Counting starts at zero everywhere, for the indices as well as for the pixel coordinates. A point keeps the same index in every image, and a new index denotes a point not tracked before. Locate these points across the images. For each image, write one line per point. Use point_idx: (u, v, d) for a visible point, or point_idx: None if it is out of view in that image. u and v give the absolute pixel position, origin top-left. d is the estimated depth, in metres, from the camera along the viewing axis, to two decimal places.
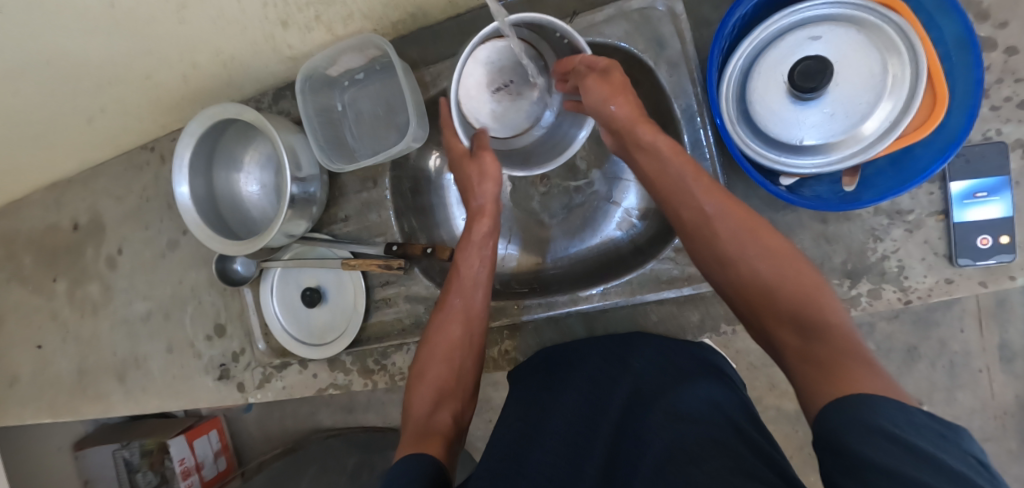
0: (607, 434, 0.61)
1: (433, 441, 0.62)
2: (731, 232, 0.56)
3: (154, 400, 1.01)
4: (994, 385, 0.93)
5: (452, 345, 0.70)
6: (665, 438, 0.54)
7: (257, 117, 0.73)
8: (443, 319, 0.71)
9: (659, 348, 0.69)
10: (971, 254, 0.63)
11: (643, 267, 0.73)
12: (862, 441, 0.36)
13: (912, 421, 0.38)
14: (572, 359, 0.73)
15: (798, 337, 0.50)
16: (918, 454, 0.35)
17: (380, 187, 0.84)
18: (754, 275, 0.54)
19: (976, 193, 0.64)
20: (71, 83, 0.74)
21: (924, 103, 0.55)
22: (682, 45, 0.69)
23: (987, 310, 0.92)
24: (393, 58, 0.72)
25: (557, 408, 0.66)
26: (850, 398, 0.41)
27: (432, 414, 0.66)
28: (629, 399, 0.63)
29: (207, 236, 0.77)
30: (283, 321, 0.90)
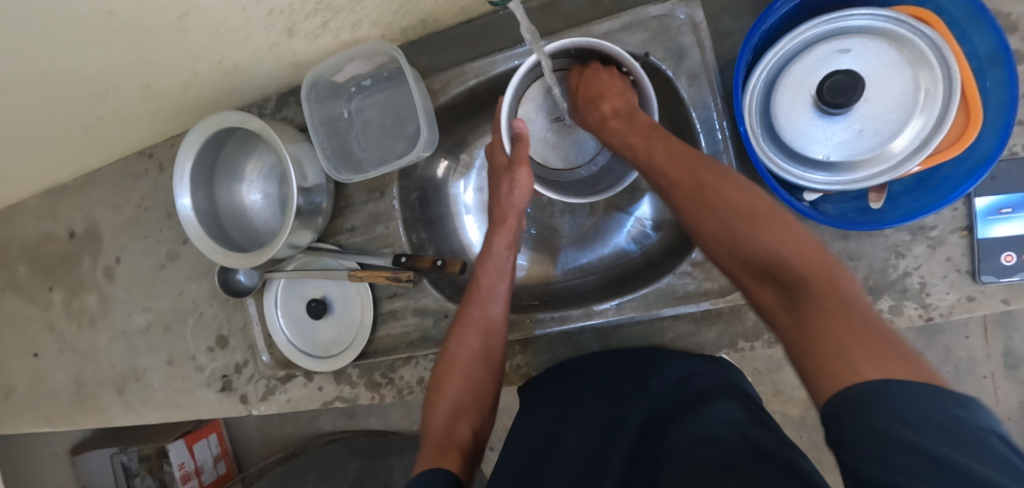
0: (622, 458, 0.59)
1: (449, 453, 0.59)
2: (695, 185, 0.51)
3: (155, 413, 0.99)
4: (999, 392, 0.94)
5: (473, 357, 0.68)
6: (683, 458, 0.53)
7: (262, 127, 0.71)
8: (461, 331, 0.69)
9: (677, 364, 0.67)
10: (995, 272, 0.62)
11: (658, 282, 0.71)
12: (878, 443, 0.33)
13: (927, 413, 0.33)
14: (587, 375, 0.71)
15: (781, 298, 0.45)
16: (933, 459, 0.31)
17: (388, 197, 0.82)
18: (724, 232, 0.49)
19: (1000, 209, 0.63)
20: (66, 93, 0.71)
21: (956, 121, 0.54)
22: (702, 55, 0.67)
23: (992, 317, 0.92)
24: (404, 66, 0.70)
25: (568, 429, 0.64)
26: (850, 392, 0.36)
27: (451, 427, 0.63)
28: (647, 420, 0.61)
29: (210, 248, 0.75)
30: (288, 333, 0.87)
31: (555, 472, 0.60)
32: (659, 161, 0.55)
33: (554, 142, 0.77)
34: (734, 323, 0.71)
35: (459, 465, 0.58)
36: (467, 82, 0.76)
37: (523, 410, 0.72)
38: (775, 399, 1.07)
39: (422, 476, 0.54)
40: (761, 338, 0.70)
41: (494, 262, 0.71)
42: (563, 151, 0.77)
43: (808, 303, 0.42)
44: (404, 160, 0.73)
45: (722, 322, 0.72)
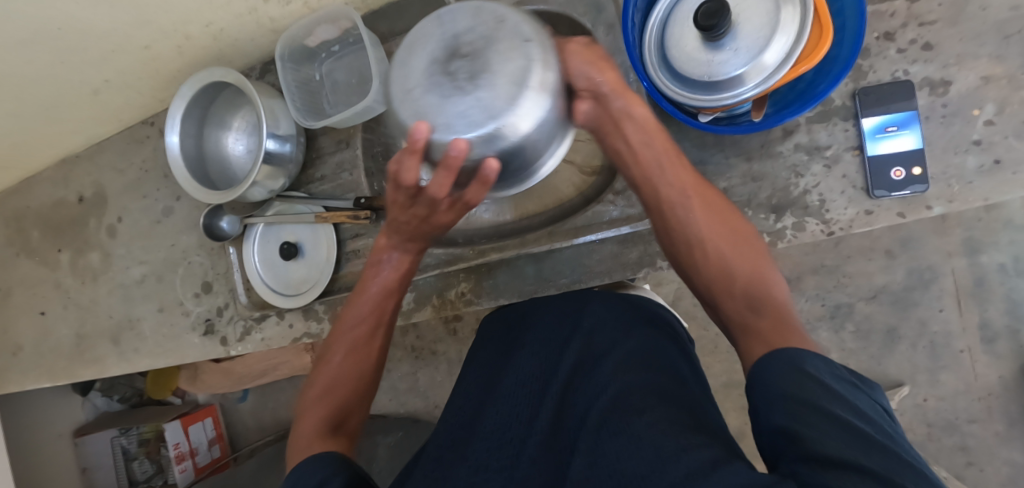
0: (554, 397, 0.61)
1: (331, 439, 0.62)
2: (707, 213, 0.55)
3: (146, 359, 1.08)
4: (978, 366, 1.15)
5: (354, 379, 0.67)
6: (614, 389, 0.56)
7: (237, 78, 0.82)
8: (344, 355, 0.68)
9: (614, 303, 0.69)
10: (886, 186, 0.68)
11: (586, 210, 0.78)
12: (804, 387, 0.40)
13: (833, 371, 0.42)
14: (528, 316, 0.74)
15: (745, 307, 0.51)
16: (843, 399, 0.39)
17: (353, 147, 0.91)
18: (705, 242, 0.55)
19: (887, 127, 0.68)
20: (79, 53, 0.83)
21: (814, 37, 0.61)
22: (617, 7, 0.77)
23: (966, 290, 1.14)
24: (361, 28, 0.79)
25: (507, 373, 0.67)
26: (783, 356, 0.43)
27: (338, 424, 0.64)
28: (578, 357, 0.63)
29: (192, 187, 0.86)
30: (264, 275, 0.96)
31: (497, 413, 0.63)
32: (664, 179, 0.56)
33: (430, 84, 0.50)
34: (652, 243, 0.75)
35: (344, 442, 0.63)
36: None
37: (475, 358, 0.75)
38: None
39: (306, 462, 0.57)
40: None
41: (386, 282, 0.68)
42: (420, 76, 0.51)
43: (775, 315, 0.49)
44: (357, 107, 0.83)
45: (642, 244, 0.76)
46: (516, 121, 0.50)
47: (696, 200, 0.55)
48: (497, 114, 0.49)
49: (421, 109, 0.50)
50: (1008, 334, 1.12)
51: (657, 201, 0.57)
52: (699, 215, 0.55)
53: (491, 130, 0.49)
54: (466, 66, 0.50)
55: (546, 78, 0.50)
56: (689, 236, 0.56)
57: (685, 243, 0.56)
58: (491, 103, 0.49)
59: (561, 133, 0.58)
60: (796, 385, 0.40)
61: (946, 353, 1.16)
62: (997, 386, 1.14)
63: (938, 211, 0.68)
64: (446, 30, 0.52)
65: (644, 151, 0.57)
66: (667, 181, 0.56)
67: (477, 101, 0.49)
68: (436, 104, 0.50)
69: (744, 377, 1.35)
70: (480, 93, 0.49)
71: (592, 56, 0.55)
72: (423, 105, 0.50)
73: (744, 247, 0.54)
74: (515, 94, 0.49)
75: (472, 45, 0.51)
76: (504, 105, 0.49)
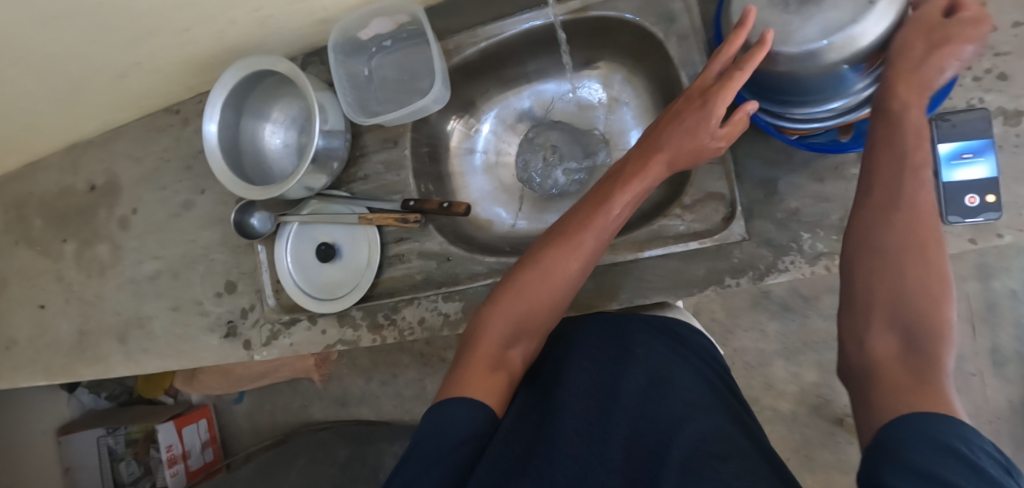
0: (621, 422, 0.58)
1: (496, 381, 0.61)
2: (900, 237, 0.48)
3: (155, 361, 1.00)
4: (988, 389, 1.16)
5: (547, 302, 0.64)
6: (690, 433, 0.55)
7: (289, 67, 0.76)
8: (557, 261, 0.65)
9: (654, 331, 0.70)
10: (960, 212, 0.68)
11: (651, 224, 0.77)
12: (909, 447, 0.37)
13: (968, 440, 0.37)
14: (570, 338, 0.70)
15: (900, 342, 0.45)
16: (964, 464, 0.35)
17: (400, 147, 0.86)
18: (894, 251, 0.47)
19: (962, 154, 0.68)
20: (113, 32, 0.77)
21: None
22: (691, 19, 0.75)
23: (978, 313, 1.15)
24: (427, 25, 0.75)
25: (561, 387, 0.62)
26: (914, 414, 0.39)
27: (504, 351, 0.63)
28: (642, 382, 0.62)
29: (231, 181, 0.80)
30: (296, 277, 0.91)
31: (564, 431, 0.56)
32: (882, 166, 0.51)
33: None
34: (720, 260, 0.73)
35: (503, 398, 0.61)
36: (478, 44, 0.83)
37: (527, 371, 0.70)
38: None
39: (456, 403, 0.57)
40: (747, 274, 0.72)
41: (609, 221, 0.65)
42: None
43: (932, 359, 0.43)
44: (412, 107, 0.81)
45: (709, 260, 0.74)
46: (850, 41, 0.54)
47: (915, 210, 0.48)
48: (832, 31, 0.54)
49: (763, 20, 0.58)
50: (1018, 359, 1.14)
51: (872, 201, 0.51)
52: (900, 227, 0.48)
53: (820, 45, 0.54)
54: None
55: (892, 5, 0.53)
56: (876, 243, 0.49)
57: (864, 246, 0.49)
58: (831, 21, 0.54)
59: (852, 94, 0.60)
60: (898, 447, 0.38)
61: (957, 376, 1.17)
62: (1006, 410, 1.15)
63: (1009, 239, 0.68)
64: None
65: (894, 143, 0.51)
66: (907, 195, 0.49)
67: (820, 17, 0.54)
68: (785, 14, 0.57)
69: (758, 394, 1.33)
70: (824, 10, 0.54)
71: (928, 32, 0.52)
72: (768, 16, 0.58)
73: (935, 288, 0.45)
74: (859, 15, 0.53)
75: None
76: (845, 23, 0.53)
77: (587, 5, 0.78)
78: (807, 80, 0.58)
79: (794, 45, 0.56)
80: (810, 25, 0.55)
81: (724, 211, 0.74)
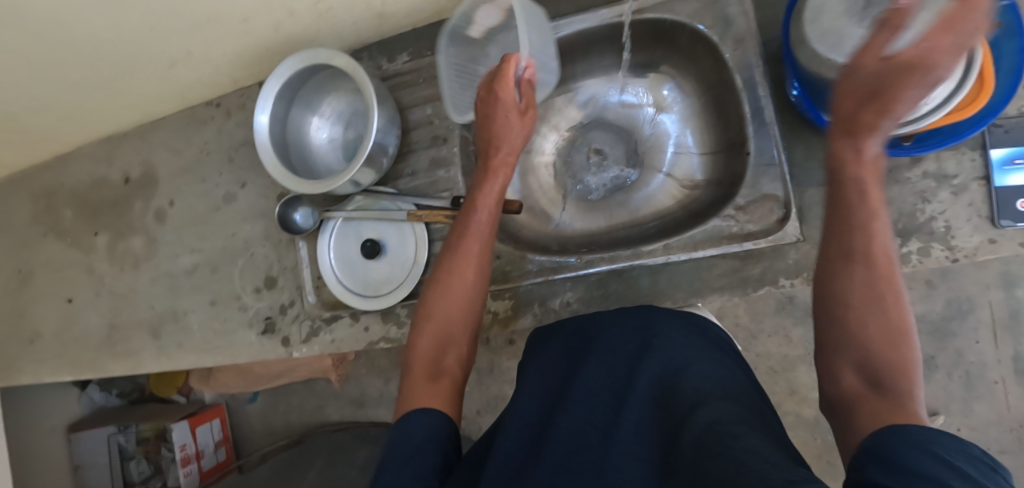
0: (636, 408, 0.58)
1: (441, 387, 0.64)
2: (863, 276, 0.49)
3: (190, 356, 0.99)
4: (1010, 397, 1.17)
5: (463, 293, 0.70)
6: (705, 417, 0.53)
7: (349, 62, 0.76)
8: (450, 269, 0.71)
9: (681, 325, 0.68)
10: (1013, 216, 0.69)
11: (705, 224, 0.77)
12: (901, 450, 0.37)
13: (959, 448, 0.37)
14: (592, 330, 0.70)
15: (866, 386, 0.46)
16: (958, 470, 0.35)
17: (450, 144, 0.87)
18: (850, 301, 0.49)
19: (1014, 160, 0.70)
20: (173, 19, 0.76)
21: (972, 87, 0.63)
22: (747, 23, 0.76)
23: (1001, 322, 1.15)
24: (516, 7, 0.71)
25: (578, 380, 0.63)
26: (888, 429, 0.40)
27: (439, 359, 0.67)
28: (660, 371, 0.61)
29: (282, 174, 0.79)
30: (338, 273, 0.91)
31: (573, 420, 0.58)
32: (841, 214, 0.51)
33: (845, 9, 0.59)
34: (777, 260, 0.74)
35: (452, 400, 0.64)
36: None
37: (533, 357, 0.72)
38: None
39: (419, 413, 0.61)
40: (801, 275, 0.74)
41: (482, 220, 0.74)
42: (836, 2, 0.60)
43: (895, 392, 0.44)
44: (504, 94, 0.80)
45: (764, 261, 0.75)
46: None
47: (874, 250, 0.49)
48: None
49: (837, 30, 0.59)
50: None
51: (825, 252, 0.52)
52: (863, 269, 0.49)
53: None
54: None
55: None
56: (840, 299, 0.49)
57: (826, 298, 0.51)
58: None
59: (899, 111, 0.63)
60: (889, 452, 0.38)
61: (980, 383, 1.18)
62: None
63: None
64: None
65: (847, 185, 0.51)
66: (860, 240, 0.50)
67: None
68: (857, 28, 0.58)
69: (782, 400, 1.34)
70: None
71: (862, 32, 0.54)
72: (842, 26, 0.59)
73: (895, 321, 0.47)
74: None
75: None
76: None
77: (643, 7, 0.80)
78: None
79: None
80: None
81: (779, 212, 0.74)
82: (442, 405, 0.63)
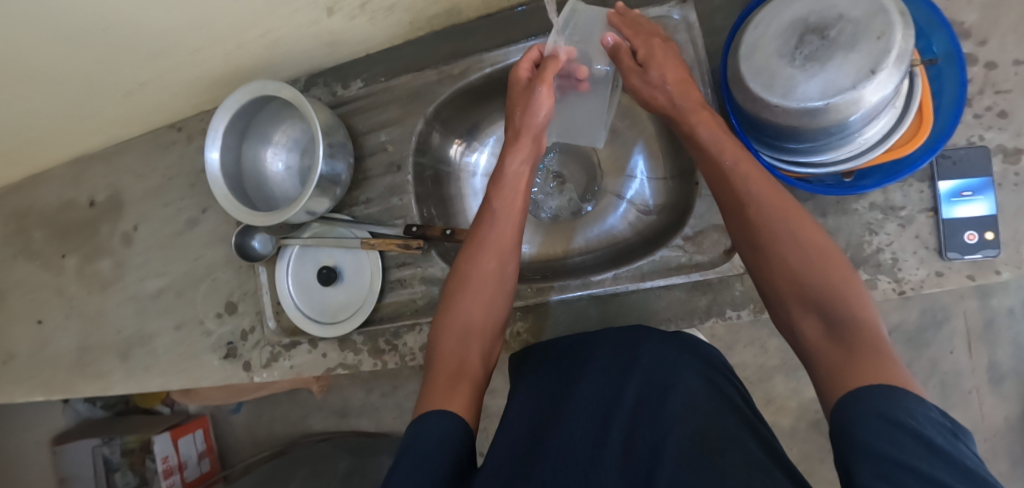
0: (621, 427, 0.57)
1: (461, 390, 0.58)
2: (768, 216, 0.56)
3: (157, 379, 1.01)
4: (985, 407, 1.08)
5: (486, 278, 0.68)
6: (688, 426, 0.53)
7: (294, 94, 0.75)
8: (477, 253, 0.69)
9: (668, 340, 0.66)
10: (960, 249, 0.68)
11: (653, 255, 0.76)
12: (873, 432, 0.38)
13: (928, 416, 0.38)
14: (581, 349, 0.69)
15: (827, 335, 0.49)
16: (930, 446, 0.36)
17: (404, 172, 0.86)
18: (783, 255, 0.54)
19: (962, 192, 0.69)
20: (120, 56, 0.76)
21: (913, 123, 0.62)
22: (696, 50, 0.75)
23: (976, 333, 1.08)
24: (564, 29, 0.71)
25: (568, 399, 0.62)
26: (860, 391, 0.41)
27: (463, 358, 0.62)
28: (644, 388, 0.59)
29: (233, 205, 0.79)
30: (297, 299, 0.91)
31: (560, 438, 0.57)
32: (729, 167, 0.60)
33: (777, 49, 0.58)
34: (722, 292, 0.74)
35: (471, 405, 0.58)
36: (483, 69, 0.81)
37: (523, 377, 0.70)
38: None
39: (436, 415, 0.54)
40: (748, 307, 0.73)
41: (510, 194, 0.71)
42: (768, 42, 0.59)
43: (857, 336, 0.46)
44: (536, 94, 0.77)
45: (712, 292, 0.75)
46: (851, 105, 0.54)
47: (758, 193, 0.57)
48: (831, 94, 0.54)
49: (768, 70, 0.58)
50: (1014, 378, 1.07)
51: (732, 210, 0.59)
52: (777, 219, 0.55)
53: (818, 107, 0.55)
54: (824, 44, 0.55)
55: (897, 71, 0.53)
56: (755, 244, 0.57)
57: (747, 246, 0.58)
58: (833, 82, 0.54)
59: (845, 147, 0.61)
60: (862, 432, 0.38)
61: (954, 393, 1.09)
62: (1002, 426, 1.08)
63: (1007, 276, 0.68)
64: (815, 7, 0.57)
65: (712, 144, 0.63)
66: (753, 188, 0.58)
67: (824, 77, 0.55)
68: (788, 68, 0.57)
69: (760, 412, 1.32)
70: (827, 71, 0.55)
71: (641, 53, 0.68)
72: (773, 66, 0.58)
73: (837, 277, 0.51)
74: (861, 80, 0.53)
75: (840, 27, 0.55)
76: (846, 87, 0.53)
77: None
78: (802, 132, 0.59)
79: (794, 100, 0.56)
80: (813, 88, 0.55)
81: (725, 244, 0.73)
82: (461, 409, 0.56)
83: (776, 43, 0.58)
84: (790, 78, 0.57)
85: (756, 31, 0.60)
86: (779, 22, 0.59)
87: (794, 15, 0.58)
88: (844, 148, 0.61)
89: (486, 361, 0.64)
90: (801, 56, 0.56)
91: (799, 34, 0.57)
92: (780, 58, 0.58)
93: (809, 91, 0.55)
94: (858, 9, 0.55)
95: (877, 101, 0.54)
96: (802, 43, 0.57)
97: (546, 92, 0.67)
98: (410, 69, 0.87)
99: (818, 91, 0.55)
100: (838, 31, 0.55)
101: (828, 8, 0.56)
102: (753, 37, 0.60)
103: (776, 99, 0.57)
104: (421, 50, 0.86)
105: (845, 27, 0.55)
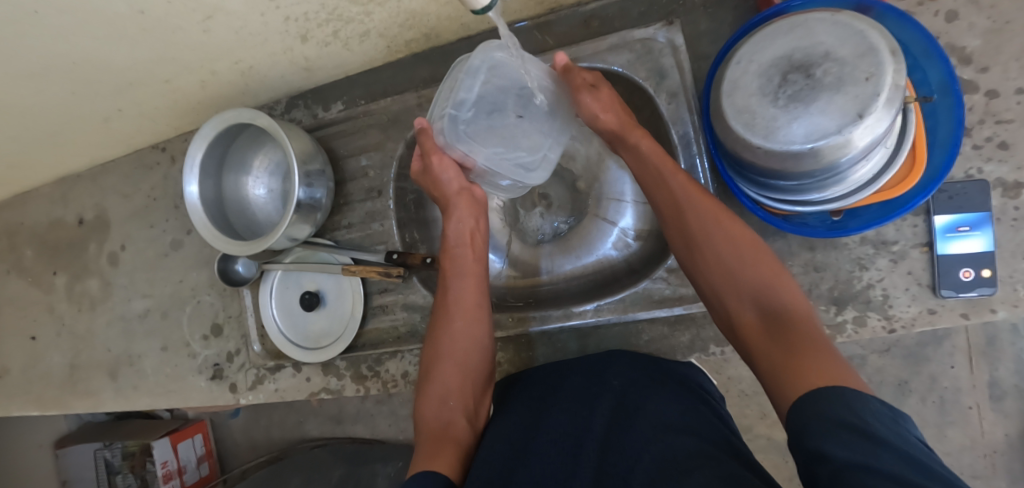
0: (593, 456, 0.52)
1: (445, 453, 0.58)
2: (705, 224, 0.58)
3: (145, 399, 1.01)
4: (985, 424, 0.94)
5: (469, 345, 0.69)
6: (654, 453, 0.48)
7: (270, 123, 0.73)
8: (448, 319, 0.70)
9: (634, 363, 0.64)
10: (954, 286, 0.65)
11: (636, 286, 0.74)
12: (829, 439, 0.37)
13: (870, 408, 0.38)
14: (553, 380, 0.65)
15: (769, 339, 0.50)
16: (874, 440, 0.35)
17: (384, 197, 0.85)
18: (722, 268, 0.56)
19: (958, 227, 0.66)
20: (93, 86, 0.75)
21: (907, 161, 0.60)
22: (682, 77, 0.72)
23: (976, 348, 0.94)
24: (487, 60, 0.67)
25: (539, 431, 0.57)
26: (817, 393, 0.41)
27: (444, 421, 0.63)
28: (613, 413, 0.56)
29: (212, 235, 0.78)
30: (281, 324, 0.91)
31: (532, 476, 0.51)
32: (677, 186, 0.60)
33: (759, 87, 0.55)
34: (705, 327, 0.72)
35: (457, 465, 0.57)
36: None
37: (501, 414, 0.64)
38: (762, 422, 1.11)
39: (418, 476, 0.53)
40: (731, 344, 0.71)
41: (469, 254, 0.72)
42: (749, 80, 0.56)
43: (799, 338, 0.47)
44: (499, 122, 0.69)
45: (694, 327, 0.73)
46: (836, 149, 0.51)
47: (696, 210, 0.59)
48: (816, 137, 0.51)
49: (749, 109, 0.55)
50: (1017, 393, 0.92)
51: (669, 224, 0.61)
52: (710, 229, 0.57)
53: (802, 150, 0.52)
54: (809, 83, 0.53)
55: (886, 115, 0.50)
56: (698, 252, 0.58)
57: (691, 257, 0.59)
58: (818, 125, 0.51)
59: (835, 189, 0.58)
60: (820, 439, 0.37)
61: (953, 409, 0.95)
62: (1002, 443, 0.94)
63: (1003, 315, 0.65)
64: (800, 43, 0.54)
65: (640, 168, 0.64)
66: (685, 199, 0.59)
67: (808, 119, 0.52)
68: (770, 108, 0.54)
69: None
70: (812, 112, 0.52)
71: (608, 102, 0.66)
72: (754, 106, 0.55)
73: (774, 283, 0.53)
74: (846, 124, 0.50)
75: (825, 66, 0.52)
76: (831, 131, 0.51)
77: (576, 57, 0.78)
78: (786, 173, 0.56)
79: (776, 142, 0.53)
80: (796, 131, 0.52)
81: None
82: (446, 468, 0.56)
83: (757, 80, 0.56)
84: (773, 119, 0.54)
85: (738, 68, 0.58)
86: (762, 59, 0.56)
87: (777, 52, 0.55)
88: (832, 190, 0.58)
89: (472, 422, 0.64)
90: (784, 96, 0.54)
91: (782, 72, 0.54)
92: (762, 98, 0.55)
93: (792, 134, 0.53)
94: (846, 47, 0.52)
95: (864, 145, 0.51)
96: (785, 82, 0.54)
97: (437, 163, 0.71)
98: (389, 92, 0.85)
99: (801, 134, 0.52)
100: (824, 71, 0.52)
101: (813, 44, 0.54)
102: (734, 74, 0.58)
103: (757, 142, 0.54)
104: (400, 73, 0.85)
105: (831, 67, 0.52)
